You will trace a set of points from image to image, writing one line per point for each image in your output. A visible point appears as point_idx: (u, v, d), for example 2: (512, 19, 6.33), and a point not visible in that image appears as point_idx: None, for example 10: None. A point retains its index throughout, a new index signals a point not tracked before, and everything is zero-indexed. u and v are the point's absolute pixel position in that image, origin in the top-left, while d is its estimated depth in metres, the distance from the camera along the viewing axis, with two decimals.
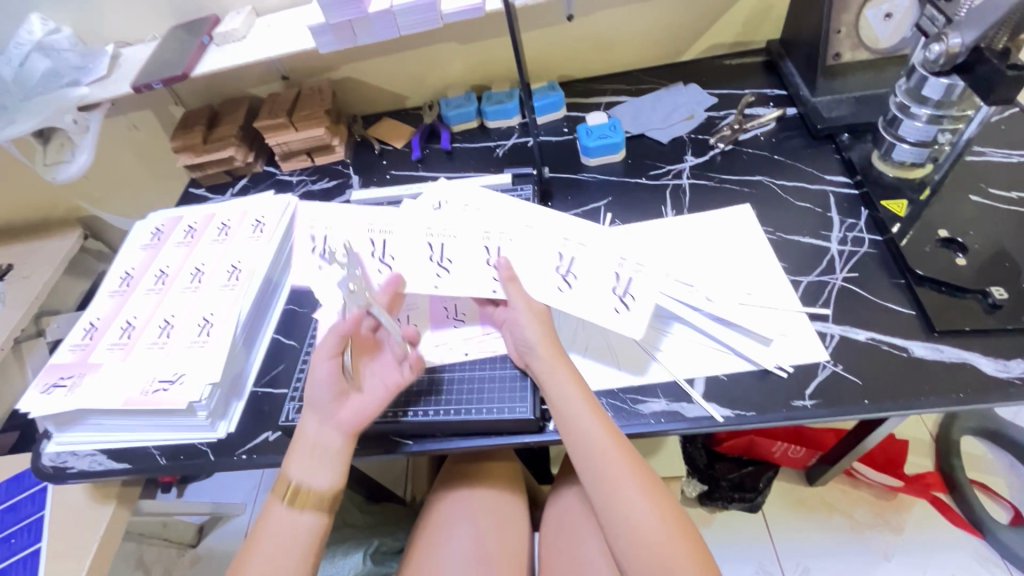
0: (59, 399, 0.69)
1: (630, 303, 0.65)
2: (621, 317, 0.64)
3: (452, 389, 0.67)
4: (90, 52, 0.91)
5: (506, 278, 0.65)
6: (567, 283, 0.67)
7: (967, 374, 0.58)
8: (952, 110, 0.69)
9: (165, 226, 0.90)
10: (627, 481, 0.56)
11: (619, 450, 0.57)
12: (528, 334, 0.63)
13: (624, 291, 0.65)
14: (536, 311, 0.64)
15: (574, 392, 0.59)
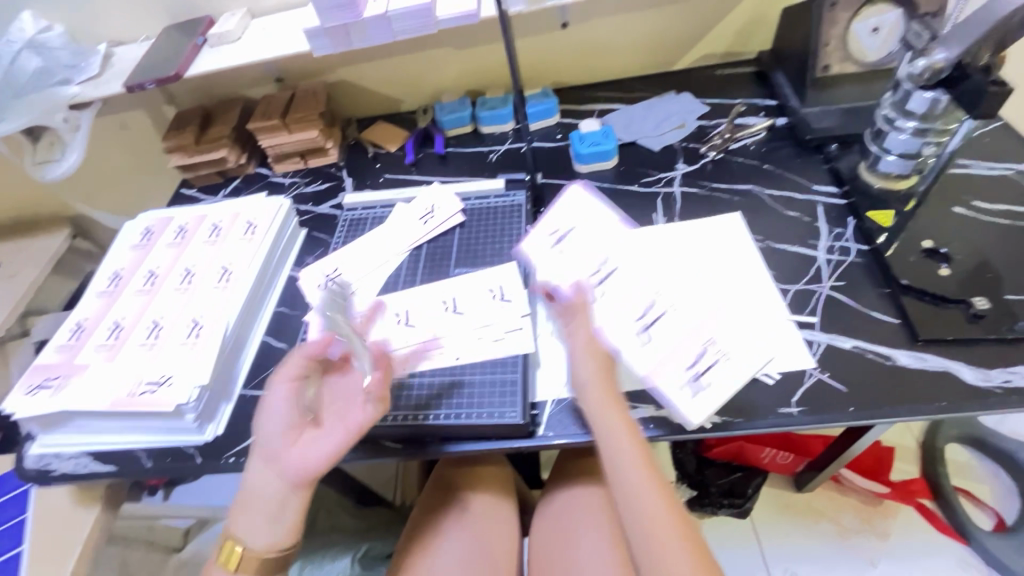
0: (45, 400, 0.69)
1: (704, 385, 0.61)
2: (685, 396, 0.61)
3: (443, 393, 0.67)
4: (82, 51, 0.90)
5: (575, 306, 0.63)
6: (641, 341, 0.65)
7: (949, 382, 0.59)
8: (937, 124, 0.70)
9: (155, 227, 0.90)
10: (678, 551, 0.50)
11: (668, 513, 0.53)
12: (580, 371, 0.59)
13: (700, 371, 0.62)
14: (598, 352, 0.60)
15: (623, 444, 0.56)
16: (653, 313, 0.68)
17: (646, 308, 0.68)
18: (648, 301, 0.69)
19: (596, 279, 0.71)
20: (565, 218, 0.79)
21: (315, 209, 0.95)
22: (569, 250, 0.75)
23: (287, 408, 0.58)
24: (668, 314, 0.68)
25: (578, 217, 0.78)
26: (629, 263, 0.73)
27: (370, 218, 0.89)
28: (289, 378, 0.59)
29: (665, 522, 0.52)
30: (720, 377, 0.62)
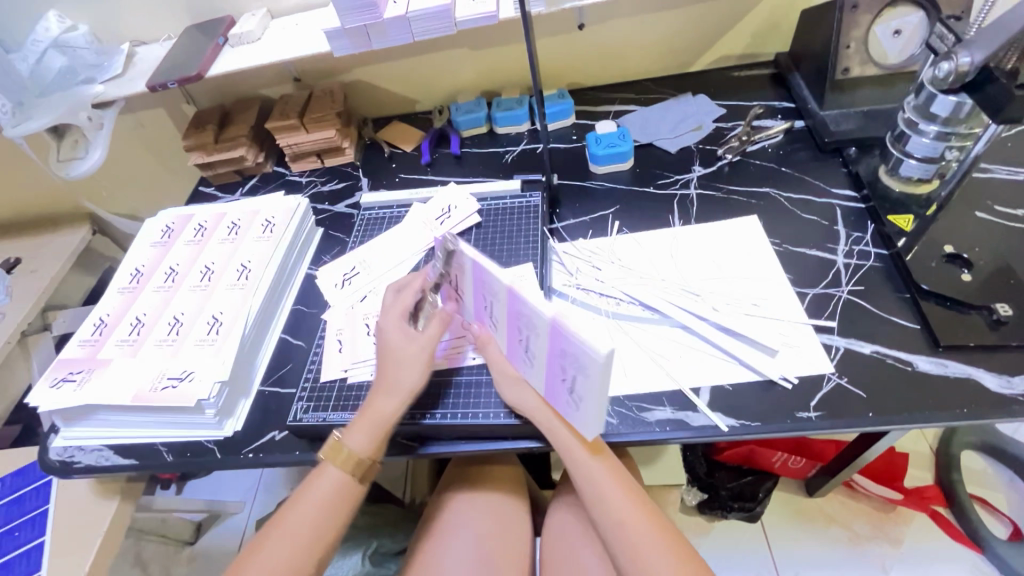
0: (68, 393, 0.70)
1: (580, 399, 0.55)
2: (574, 414, 0.57)
3: (459, 392, 0.67)
4: (105, 50, 0.92)
5: (478, 341, 0.65)
6: (529, 363, 0.60)
7: (971, 389, 0.58)
8: (960, 128, 0.69)
9: (175, 224, 0.91)
10: (649, 538, 0.56)
11: (638, 511, 0.58)
12: (516, 394, 0.62)
13: (573, 386, 0.55)
14: (508, 375, 0.63)
15: (583, 451, 0.60)
16: (528, 328, 0.56)
17: (518, 333, 0.58)
18: (514, 322, 0.58)
19: (491, 307, 0.61)
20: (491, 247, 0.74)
21: (331, 208, 0.96)
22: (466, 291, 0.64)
23: (364, 447, 0.60)
24: (536, 334, 0.56)
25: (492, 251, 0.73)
26: (506, 286, 0.56)
27: (386, 218, 0.90)
28: (424, 365, 0.63)
29: (633, 516, 0.58)
30: (589, 386, 0.54)
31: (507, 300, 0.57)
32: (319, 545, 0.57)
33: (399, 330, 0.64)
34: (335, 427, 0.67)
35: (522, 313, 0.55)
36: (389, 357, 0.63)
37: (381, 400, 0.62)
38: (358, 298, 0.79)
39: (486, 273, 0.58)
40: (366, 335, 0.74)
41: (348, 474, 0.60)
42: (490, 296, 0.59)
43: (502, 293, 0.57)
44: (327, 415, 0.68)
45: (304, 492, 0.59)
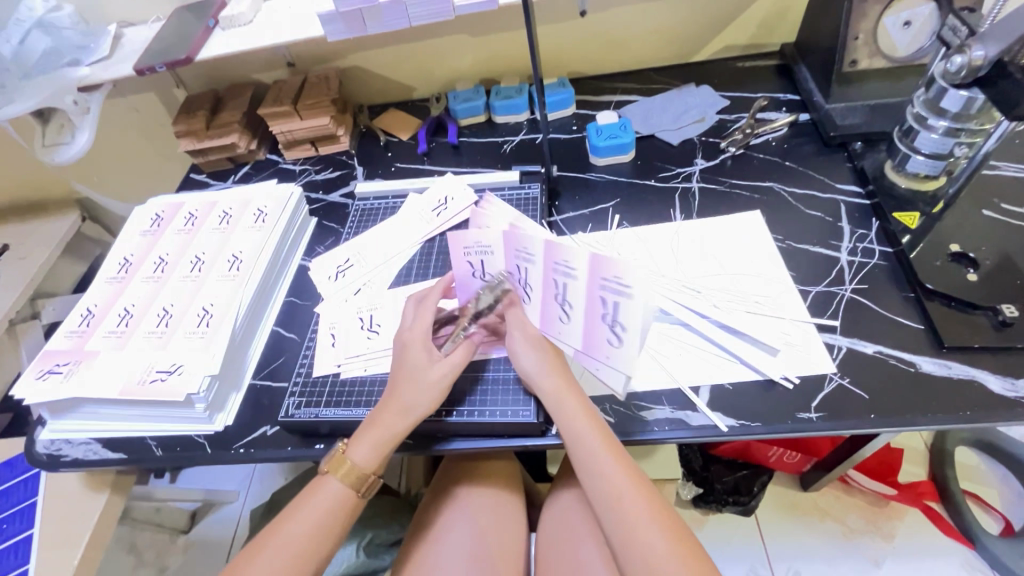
0: (55, 386, 0.68)
1: (621, 332, 0.59)
2: (616, 353, 0.60)
3: (458, 389, 0.66)
4: (92, 31, 0.89)
5: (506, 303, 0.65)
6: (564, 314, 0.62)
7: (974, 391, 0.57)
8: (970, 124, 0.68)
9: (165, 212, 0.89)
10: (647, 518, 0.54)
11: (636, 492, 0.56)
12: (525, 364, 0.62)
13: (613, 320, 0.59)
14: (536, 339, 0.63)
15: (582, 425, 0.58)
16: (562, 276, 0.61)
17: (552, 285, 0.62)
18: (550, 277, 0.61)
19: (522, 277, 0.64)
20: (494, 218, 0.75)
21: (325, 197, 0.94)
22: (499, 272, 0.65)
23: (368, 461, 0.59)
24: (571, 279, 0.60)
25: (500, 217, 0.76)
26: (539, 246, 0.61)
27: (381, 209, 0.88)
28: (439, 394, 0.60)
29: (629, 494, 0.56)
30: (630, 315, 0.57)
31: (542, 257, 0.61)
32: (314, 556, 0.56)
33: (419, 352, 0.61)
34: (328, 423, 0.65)
35: (556, 263, 0.61)
36: (404, 377, 0.61)
37: (389, 417, 0.59)
38: (352, 291, 0.78)
39: (518, 240, 0.62)
40: (360, 329, 0.73)
41: (351, 488, 0.59)
42: (521, 261, 0.63)
43: (540, 252, 0.61)
44: (320, 411, 0.66)
45: (305, 503, 0.59)
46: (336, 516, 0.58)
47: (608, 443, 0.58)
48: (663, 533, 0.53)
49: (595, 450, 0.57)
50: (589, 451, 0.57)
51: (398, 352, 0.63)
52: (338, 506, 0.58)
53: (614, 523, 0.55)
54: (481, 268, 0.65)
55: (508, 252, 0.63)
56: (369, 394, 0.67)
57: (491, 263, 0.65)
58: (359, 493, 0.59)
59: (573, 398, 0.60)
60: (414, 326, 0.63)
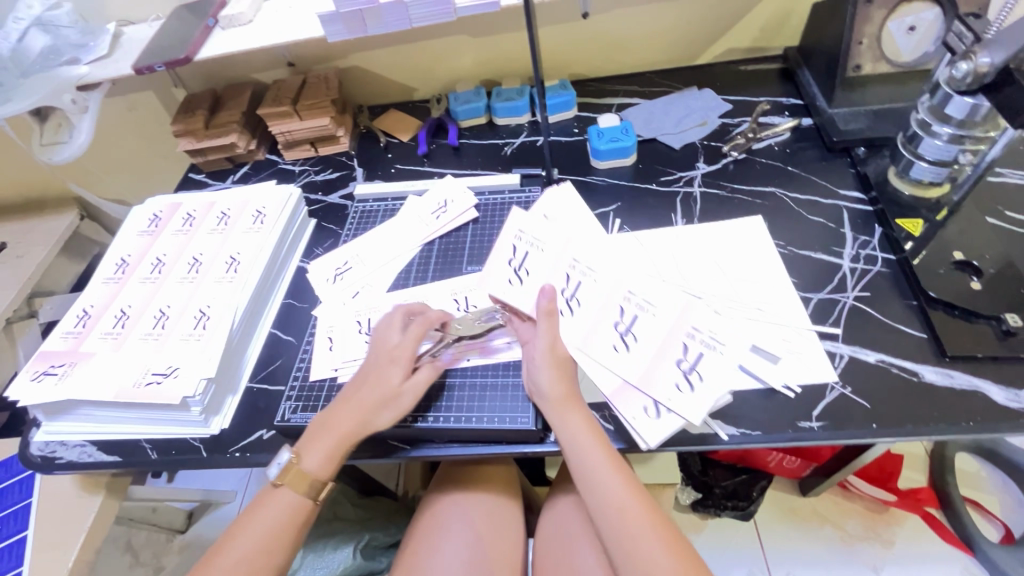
0: (50, 387, 0.68)
1: (696, 382, 0.60)
2: (682, 399, 0.59)
3: (458, 394, 0.65)
4: (90, 29, 0.88)
5: (544, 312, 0.63)
6: (623, 345, 0.65)
7: (977, 402, 0.57)
8: (975, 131, 0.67)
9: (163, 212, 0.88)
10: (647, 531, 0.54)
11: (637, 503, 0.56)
12: (542, 382, 0.60)
13: (690, 367, 0.61)
14: (557, 356, 0.61)
15: (587, 442, 0.58)
16: (635, 309, 0.67)
17: (618, 313, 0.67)
18: (616, 304, 0.67)
19: (570, 289, 0.70)
20: (568, 220, 0.76)
21: (325, 198, 0.93)
22: (535, 269, 0.72)
23: (321, 470, 0.59)
24: (645, 313, 0.66)
25: (579, 224, 0.76)
26: (608, 270, 0.70)
27: (381, 211, 0.88)
28: (398, 411, 0.60)
29: (633, 510, 0.55)
30: (713, 368, 0.61)
31: (608, 281, 0.69)
32: (273, 563, 0.56)
33: (391, 368, 0.62)
34: None
35: (630, 296, 0.68)
36: (367, 387, 0.61)
37: (344, 423, 0.60)
38: (350, 294, 0.77)
39: (579, 254, 0.72)
40: (357, 333, 0.72)
41: (305, 497, 0.59)
42: (578, 274, 0.70)
43: (606, 272, 0.70)
44: (316, 416, 0.66)
45: (259, 512, 0.59)
46: (292, 524, 0.58)
47: (611, 459, 0.58)
48: (663, 545, 0.53)
49: (598, 467, 0.57)
50: (593, 468, 0.57)
51: (372, 361, 0.63)
52: (293, 515, 0.59)
53: (617, 540, 0.54)
54: (520, 262, 0.73)
55: (564, 258, 0.72)
56: None
57: (534, 261, 0.73)
58: (315, 502, 0.60)
59: (577, 416, 0.59)
60: (398, 339, 0.64)
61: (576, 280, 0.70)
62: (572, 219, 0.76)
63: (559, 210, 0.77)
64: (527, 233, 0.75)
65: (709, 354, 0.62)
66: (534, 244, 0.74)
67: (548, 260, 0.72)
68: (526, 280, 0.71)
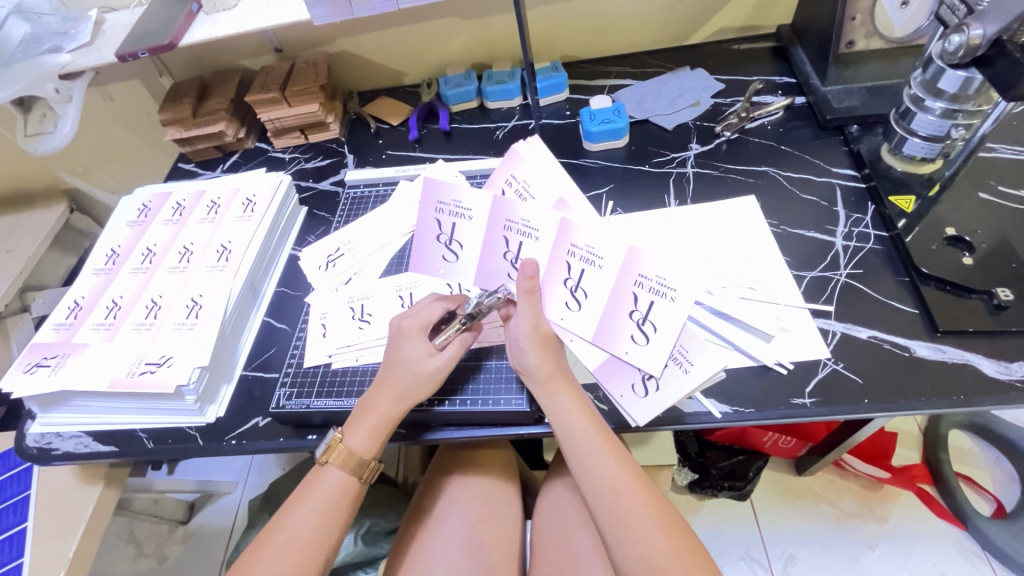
0: (43, 378, 0.67)
1: (652, 388, 0.60)
2: (638, 352, 0.60)
3: (481, 377, 0.65)
4: (72, 17, 0.87)
5: (524, 290, 0.58)
6: (576, 302, 0.62)
7: (969, 375, 0.57)
8: (968, 106, 0.67)
9: (152, 202, 0.87)
10: (639, 509, 0.54)
11: (629, 479, 0.56)
12: (529, 361, 0.59)
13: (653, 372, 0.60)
14: (540, 335, 0.60)
15: (576, 418, 0.58)
16: (580, 262, 0.61)
17: (566, 269, 0.61)
18: (562, 259, 0.61)
19: (513, 249, 0.63)
20: (540, 187, 0.67)
21: (316, 185, 0.93)
22: (469, 241, 0.66)
23: (366, 448, 0.59)
24: (591, 267, 0.61)
25: (551, 187, 0.67)
26: (549, 224, 0.62)
27: (372, 197, 0.87)
28: (433, 386, 0.60)
29: (625, 487, 0.56)
30: (666, 321, 0.59)
31: (552, 239, 0.62)
32: (325, 543, 0.56)
33: (418, 344, 0.60)
34: (320, 413, 0.65)
35: (572, 248, 0.61)
36: (398, 365, 0.60)
37: (382, 400, 0.60)
38: (343, 281, 0.77)
39: (510, 212, 0.63)
40: (350, 319, 0.72)
41: (352, 476, 0.59)
42: (518, 233, 0.63)
43: (547, 229, 0.62)
44: (312, 402, 0.66)
45: (306, 496, 0.58)
46: (341, 504, 0.58)
47: (602, 436, 0.58)
48: (657, 525, 0.53)
49: (590, 444, 0.57)
50: (584, 446, 0.57)
51: (394, 340, 0.62)
52: (341, 495, 0.58)
53: (609, 516, 0.55)
54: (450, 234, 0.66)
55: (495, 221, 0.64)
56: (360, 384, 0.66)
57: (465, 230, 0.65)
58: (362, 480, 0.60)
59: (568, 393, 0.59)
60: (414, 315, 0.62)
61: (517, 241, 0.63)
62: (545, 181, 0.67)
63: (532, 177, 0.68)
64: (447, 202, 0.65)
65: (659, 301, 0.59)
66: (459, 212, 0.65)
67: (480, 230, 0.65)
68: (461, 254, 0.66)
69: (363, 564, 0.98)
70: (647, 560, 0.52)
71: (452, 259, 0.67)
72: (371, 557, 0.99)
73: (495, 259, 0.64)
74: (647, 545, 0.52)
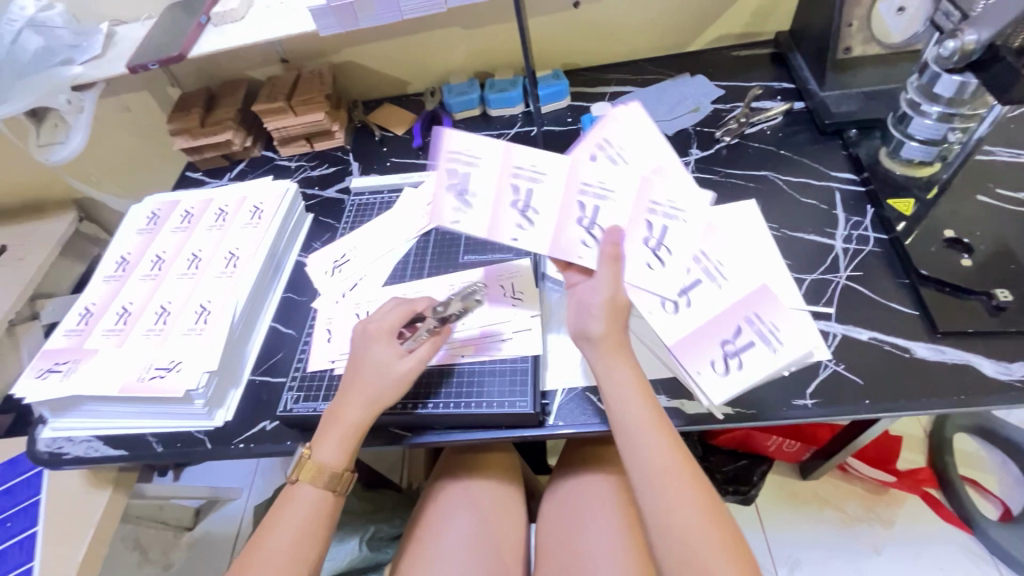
0: (54, 384, 0.69)
1: (734, 366, 0.56)
2: (665, 316, 0.57)
3: (454, 381, 0.66)
4: (84, 29, 0.88)
5: (608, 257, 0.57)
6: (658, 262, 0.58)
7: (969, 376, 0.58)
8: (964, 109, 0.69)
9: (161, 210, 0.89)
10: (688, 496, 0.50)
11: (679, 463, 0.52)
12: (593, 327, 0.57)
13: (734, 351, 0.56)
14: (615, 305, 0.57)
15: (630, 393, 0.55)
16: (662, 218, 0.58)
17: (647, 227, 0.58)
18: (642, 219, 0.58)
19: (588, 215, 0.59)
20: (636, 151, 0.59)
21: (322, 193, 0.94)
22: (545, 207, 0.59)
23: (336, 459, 0.60)
24: (674, 222, 0.58)
25: (646, 153, 0.59)
26: (557, 167, 0.59)
27: (377, 204, 0.88)
28: (401, 388, 0.61)
29: (676, 471, 0.52)
30: (708, 298, 0.58)
31: (630, 196, 0.58)
32: (306, 557, 0.57)
33: (384, 348, 0.62)
34: (326, 417, 0.66)
35: (653, 206, 0.58)
36: (365, 368, 0.61)
37: (349, 410, 0.60)
38: (348, 287, 0.78)
39: (585, 174, 0.59)
40: (355, 326, 0.73)
41: (324, 489, 0.59)
42: (593, 197, 0.59)
43: (555, 171, 0.59)
44: (318, 405, 0.67)
45: (282, 513, 0.59)
46: (318, 518, 0.59)
47: (658, 418, 0.55)
48: (704, 517, 0.50)
49: (644, 424, 0.54)
50: (638, 426, 0.54)
51: (359, 343, 0.63)
52: (318, 508, 0.59)
53: (654, 498, 0.51)
54: (461, 185, 0.58)
55: (570, 185, 0.59)
56: None
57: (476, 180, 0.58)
58: (335, 492, 0.60)
59: (627, 367, 0.56)
60: (379, 319, 0.64)
61: (524, 188, 0.59)
62: (640, 147, 0.59)
63: (627, 141, 0.60)
64: (460, 151, 0.58)
65: (707, 283, 0.58)
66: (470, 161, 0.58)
67: (491, 179, 0.59)
68: (473, 205, 0.58)
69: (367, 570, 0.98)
70: (689, 550, 0.48)
71: (526, 227, 0.58)
72: (375, 564, 0.98)
73: (570, 228, 0.59)
74: (694, 537, 0.49)
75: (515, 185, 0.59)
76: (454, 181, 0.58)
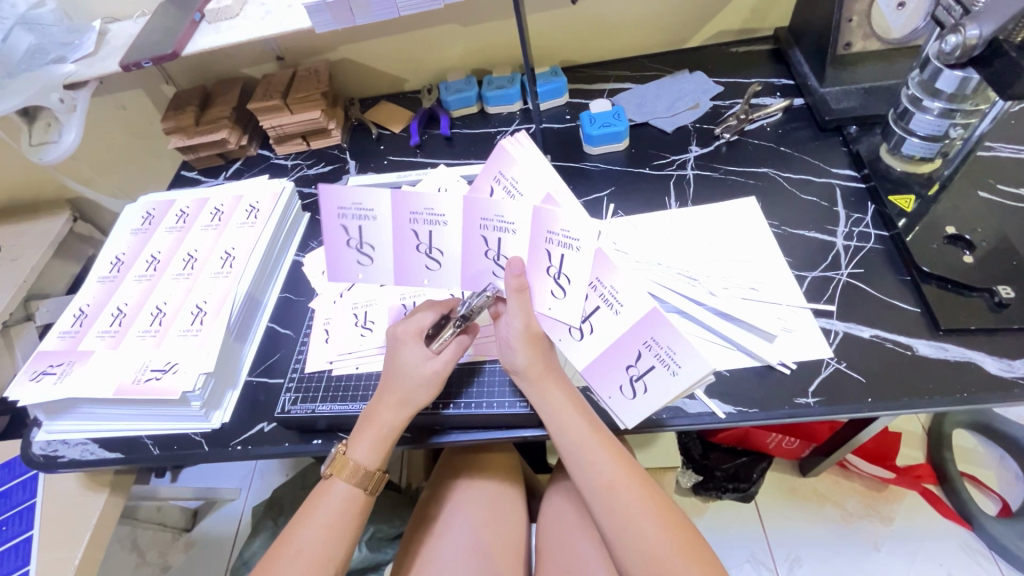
0: (48, 386, 0.68)
1: (640, 390, 0.57)
2: (571, 343, 0.58)
3: (470, 381, 0.66)
4: (77, 27, 0.88)
5: (514, 289, 0.54)
6: (561, 290, 0.54)
7: (971, 373, 0.57)
8: (965, 105, 0.67)
9: (156, 210, 0.88)
10: (638, 503, 0.55)
11: (624, 474, 0.56)
12: (517, 359, 0.58)
13: (638, 374, 0.56)
14: (531, 333, 0.57)
15: (568, 414, 0.58)
16: (559, 247, 0.51)
17: (546, 257, 0.53)
18: (542, 248, 0.52)
19: (493, 247, 0.55)
20: (530, 182, 0.54)
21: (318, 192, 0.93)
22: (449, 245, 0.56)
23: (371, 459, 0.59)
24: (570, 252, 0.51)
25: (541, 184, 0.54)
26: (455, 206, 0.53)
27: None
28: (434, 388, 0.59)
29: (620, 482, 0.56)
30: (605, 325, 0.56)
31: (528, 229, 0.52)
32: (334, 555, 0.56)
33: (414, 349, 0.59)
34: (325, 418, 0.65)
35: (548, 234, 0.51)
36: (398, 371, 0.60)
37: (384, 411, 0.59)
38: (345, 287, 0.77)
39: (484, 209, 0.52)
40: (353, 326, 0.72)
41: (355, 487, 0.59)
42: (494, 230, 0.53)
43: (454, 213, 0.53)
44: (316, 406, 0.66)
45: (313, 509, 0.59)
46: (349, 516, 0.58)
47: (597, 434, 0.58)
48: (655, 518, 0.54)
49: (585, 441, 0.57)
50: (579, 444, 0.57)
51: (391, 347, 0.61)
52: (348, 507, 0.59)
53: (607, 512, 0.55)
54: (359, 238, 0.56)
55: (470, 221, 0.53)
56: (365, 389, 0.67)
57: (373, 232, 0.56)
58: (366, 490, 0.59)
59: (559, 390, 0.58)
60: (409, 320, 0.61)
61: (426, 232, 0.55)
62: (535, 179, 0.54)
63: (523, 173, 0.55)
64: (347, 207, 0.54)
65: (604, 311, 0.55)
66: (362, 215, 0.54)
67: (389, 229, 0.55)
68: (376, 257, 0.57)
69: (368, 570, 1.00)
70: (646, 553, 0.52)
71: (435, 268, 0.58)
72: (376, 563, 1.01)
73: (477, 259, 0.56)
74: (646, 537, 0.53)
75: (415, 229, 0.55)
76: (352, 235, 0.56)
